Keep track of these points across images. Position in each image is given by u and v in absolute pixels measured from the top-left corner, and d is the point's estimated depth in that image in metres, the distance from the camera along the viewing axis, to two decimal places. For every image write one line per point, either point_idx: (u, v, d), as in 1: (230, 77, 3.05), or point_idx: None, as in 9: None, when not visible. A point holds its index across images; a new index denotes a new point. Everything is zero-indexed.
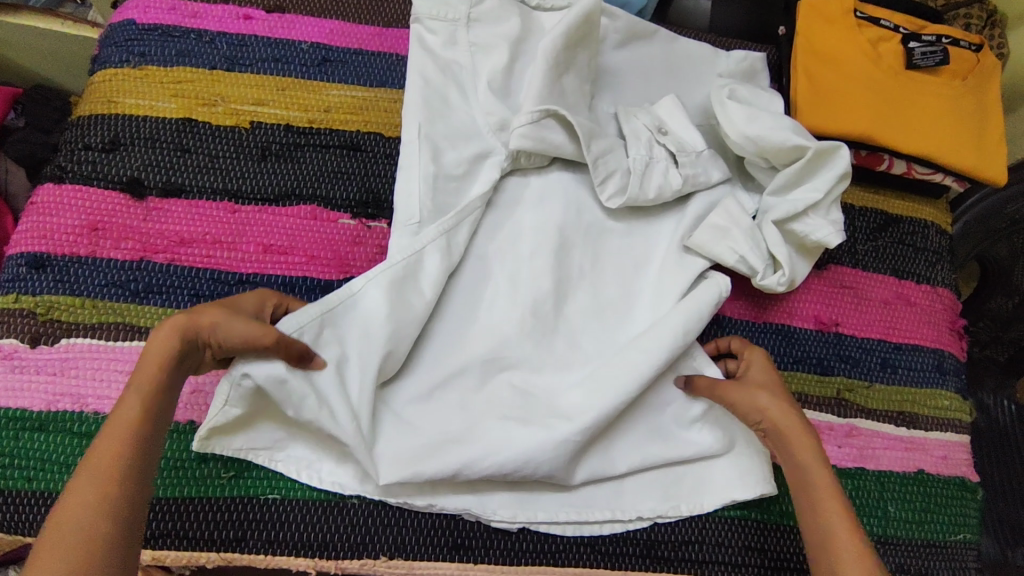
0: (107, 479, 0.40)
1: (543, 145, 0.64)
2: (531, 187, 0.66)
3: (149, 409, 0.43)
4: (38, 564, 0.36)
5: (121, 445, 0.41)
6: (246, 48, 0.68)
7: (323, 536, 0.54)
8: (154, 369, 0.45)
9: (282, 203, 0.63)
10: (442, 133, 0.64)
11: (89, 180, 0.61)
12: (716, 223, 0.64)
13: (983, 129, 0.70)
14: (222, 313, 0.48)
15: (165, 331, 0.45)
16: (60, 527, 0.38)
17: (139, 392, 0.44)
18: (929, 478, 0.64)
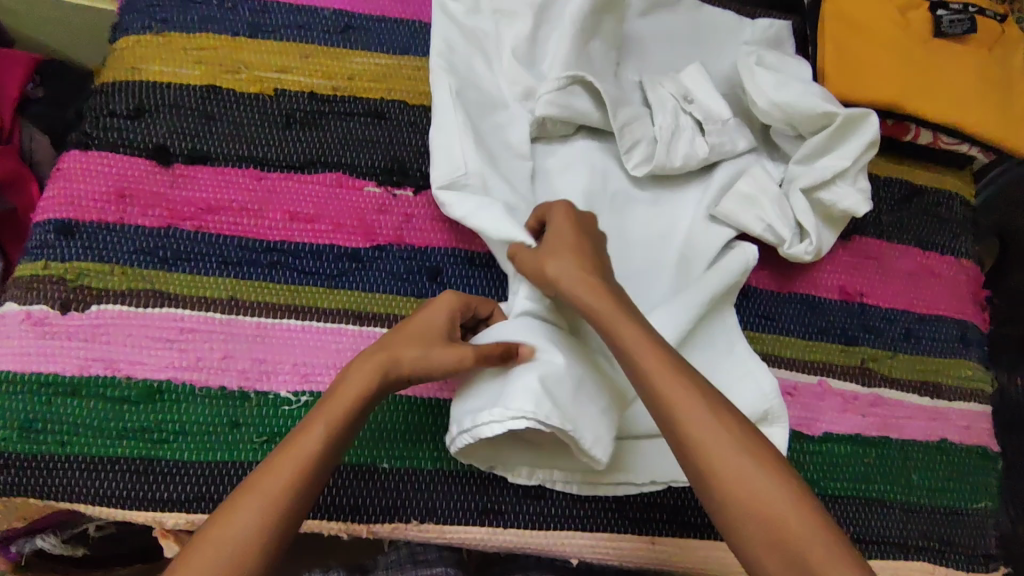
0: (271, 502, 0.44)
1: (570, 114, 0.63)
2: (557, 159, 0.66)
3: (330, 444, 0.46)
4: (195, 560, 0.42)
5: (300, 470, 0.45)
6: (268, 15, 0.67)
7: (354, 500, 0.54)
8: (354, 396, 0.48)
9: (307, 171, 0.63)
10: (472, 99, 0.64)
11: (115, 147, 0.61)
12: (742, 191, 0.64)
13: (1009, 100, 0.69)
14: (419, 350, 0.50)
15: (369, 366, 0.49)
16: (231, 527, 0.43)
17: (325, 419, 0.47)
18: (952, 447, 0.65)
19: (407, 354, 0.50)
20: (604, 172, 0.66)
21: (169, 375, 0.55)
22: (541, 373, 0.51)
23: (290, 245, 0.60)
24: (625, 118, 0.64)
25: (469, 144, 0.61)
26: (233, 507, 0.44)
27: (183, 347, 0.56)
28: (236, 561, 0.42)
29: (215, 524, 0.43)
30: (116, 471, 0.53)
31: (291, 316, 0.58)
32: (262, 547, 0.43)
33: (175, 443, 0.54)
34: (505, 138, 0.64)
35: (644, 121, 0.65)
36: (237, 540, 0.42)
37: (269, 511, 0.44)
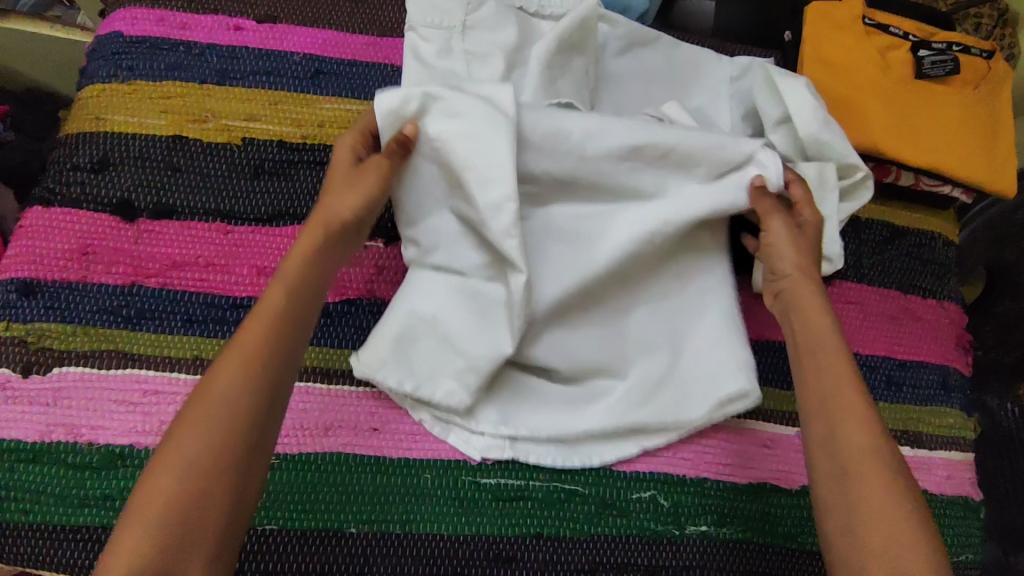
0: (251, 358, 0.44)
1: (551, 133, 0.56)
2: (552, 160, 0.57)
3: (290, 297, 0.48)
4: (185, 422, 0.42)
5: (269, 327, 0.46)
6: (236, 60, 0.66)
7: (321, 566, 0.53)
8: (305, 257, 0.50)
9: (275, 223, 0.62)
10: (444, 112, 0.56)
11: (78, 202, 0.60)
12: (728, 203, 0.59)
13: (994, 140, 0.68)
14: (347, 196, 0.53)
15: (309, 231, 0.51)
16: (218, 391, 0.43)
17: (283, 283, 0.48)
18: (933, 497, 0.64)
19: (334, 207, 0.53)
20: (590, 182, 0.58)
21: (132, 440, 0.54)
22: (398, 337, 0.56)
23: (257, 300, 0.59)
24: (615, 133, 0.57)
25: (434, 175, 0.57)
26: (212, 380, 0.43)
27: (146, 411, 0.55)
28: (227, 426, 0.42)
29: (198, 398, 0.43)
30: (78, 539, 0.52)
31: None
32: (247, 410, 0.43)
33: None
34: (479, 145, 0.54)
35: (638, 134, 0.57)
36: (225, 409, 0.42)
37: (250, 363, 0.44)
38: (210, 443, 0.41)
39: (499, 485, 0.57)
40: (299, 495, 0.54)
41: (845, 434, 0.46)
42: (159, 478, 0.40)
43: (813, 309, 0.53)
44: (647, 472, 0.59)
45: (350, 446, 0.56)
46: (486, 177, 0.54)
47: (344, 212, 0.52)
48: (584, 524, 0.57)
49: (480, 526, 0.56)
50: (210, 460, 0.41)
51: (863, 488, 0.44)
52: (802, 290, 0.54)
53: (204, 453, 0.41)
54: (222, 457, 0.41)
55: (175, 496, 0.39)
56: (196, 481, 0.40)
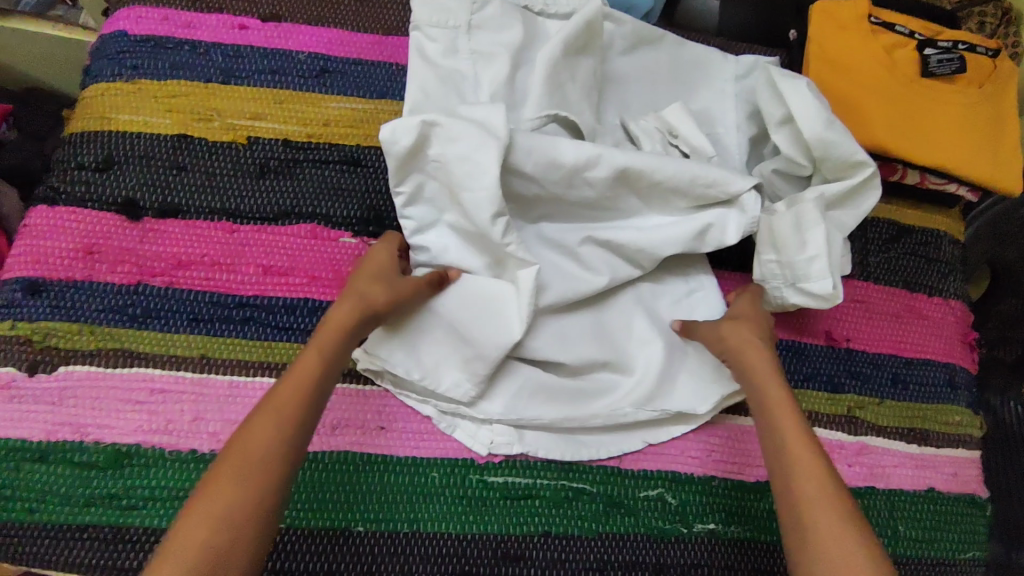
0: (290, 420, 0.46)
1: (544, 159, 0.57)
2: (544, 185, 0.58)
3: (327, 365, 0.49)
4: (216, 486, 0.42)
5: (303, 394, 0.47)
6: (241, 59, 0.66)
7: (328, 566, 0.53)
8: (339, 327, 0.51)
9: (281, 222, 0.62)
10: (443, 135, 0.55)
11: (83, 202, 0.59)
12: (716, 229, 0.61)
13: (1000, 139, 0.68)
14: (383, 285, 0.54)
15: (347, 303, 0.52)
16: (252, 451, 0.44)
17: (317, 349, 0.50)
18: (939, 495, 0.64)
19: (371, 292, 0.53)
20: (583, 200, 0.60)
21: (139, 439, 0.54)
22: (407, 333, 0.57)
23: (264, 300, 0.59)
24: (605, 161, 0.58)
25: (432, 192, 0.58)
26: (244, 437, 0.44)
27: (153, 410, 0.55)
28: (258, 483, 0.43)
29: (232, 448, 0.44)
30: (85, 539, 0.52)
31: (264, 374, 0.57)
32: (278, 467, 0.44)
33: (144, 510, 0.53)
34: (470, 172, 0.55)
35: (628, 161, 0.58)
36: (259, 463, 0.43)
37: (286, 429, 0.45)
38: (237, 510, 0.41)
39: (506, 484, 0.57)
40: (305, 495, 0.54)
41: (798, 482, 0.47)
42: (191, 521, 0.41)
43: (755, 359, 0.55)
44: (654, 470, 0.59)
45: (357, 445, 0.56)
46: (477, 198, 0.55)
47: (380, 298, 0.53)
48: (591, 522, 0.57)
49: (487, 525, 0.56)
50: (243, 514, 0.41)
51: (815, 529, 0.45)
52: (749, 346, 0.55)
53: (237, 509, 0.41)
54: (252, 516, 0.42)
55: (203, 545, 0.40)
56: (226, 534, 0.41)
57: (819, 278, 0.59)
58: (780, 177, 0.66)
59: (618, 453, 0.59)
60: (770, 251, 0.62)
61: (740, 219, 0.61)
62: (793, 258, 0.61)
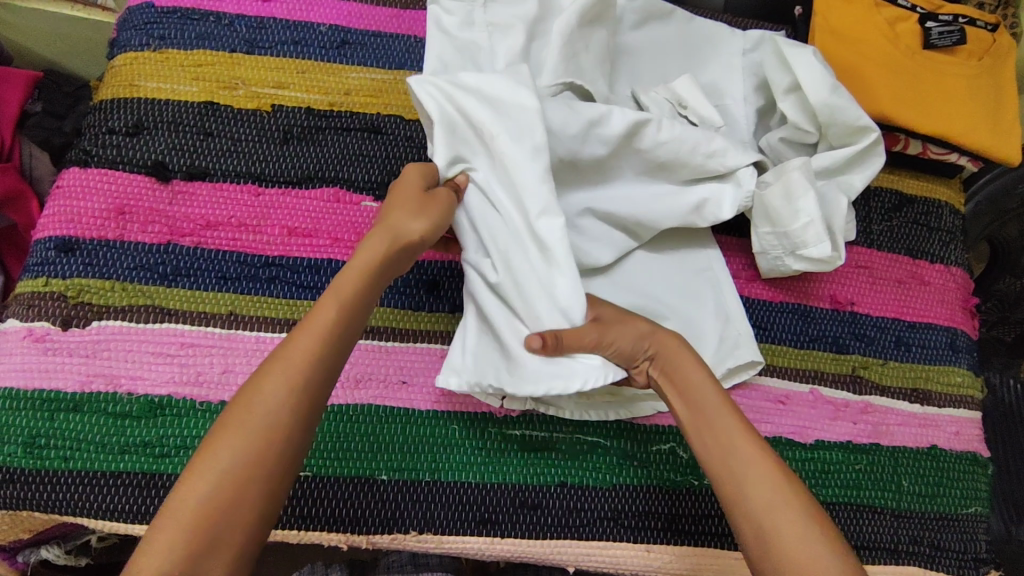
0: (299, 365, 0.45)
1: (564, 112, 0.59)
2: (563, 144, 0.58)
3: (344, 311, 0.48)
4: (220, 438, 0.43)
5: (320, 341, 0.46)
6: (265, 30, 0.68)
7: (352, 511, 0.55)
8: (364, 268, 0.50)
9: (305, 185, 0.63)
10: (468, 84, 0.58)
11: (115, 164, 0.61)
12: (711, 204, 0.64)
13: (999, 109, 0.70)
14: (415, 217, 0.52)
15: (371, 242, 0.51)
16: (260, 401, 0.44)
17: (338, 295, 0.49)
18: (942, 453, 0.66)
19: (406, 222, 0.52)
20: (594, 161, 0.61)
21: (170, 390, 0.56)
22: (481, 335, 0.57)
23: (289, 260, 0.61)
24: (616, 120, 0.60)
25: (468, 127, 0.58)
26: (254, 389, 0.44)
27: (183, 362, 0.57)
28: (259, 443, 0.43)
29: (243, 396, 0.44)
30: (119, 485, 0.54)
31: (289, 330, 0.59)
32: (285, 423, 0.44)
33: (177, 457, 0.54)
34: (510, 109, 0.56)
35: (637, 115, 0.61)
36: (263, 420, 0.43)
37: (296, 381, 0.45)
38: (233, 467, 0.42)
39: (524, 437, 0.59)
40: (331, 445, 0.56)
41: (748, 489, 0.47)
42: (191, 481, 0.41)
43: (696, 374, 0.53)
44: (667, 426, 0.61)
45: (379, 398, 0.58)
46: (517, 132, 0.55)
47: (416, 231, 0.52)
48: (606, 473, 0.59)
49: (505, 475, 0.58)
50: (242, 475, 0.42)
51: (778, 531, 0.44)
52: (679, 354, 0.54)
53: (239, 465, 0.42)
54: (254, 473, 0.42)
55: (203, 506, 0.40)
56: (226, 494, 0.41)
57: (817, 243, 0.62)
58: (786, 147, 0.68)
59: (631, 419, 0.61)
60: (766, 223, 0.64)
61: (736, 194, 0.63)
62: (789, 227, 0.63)
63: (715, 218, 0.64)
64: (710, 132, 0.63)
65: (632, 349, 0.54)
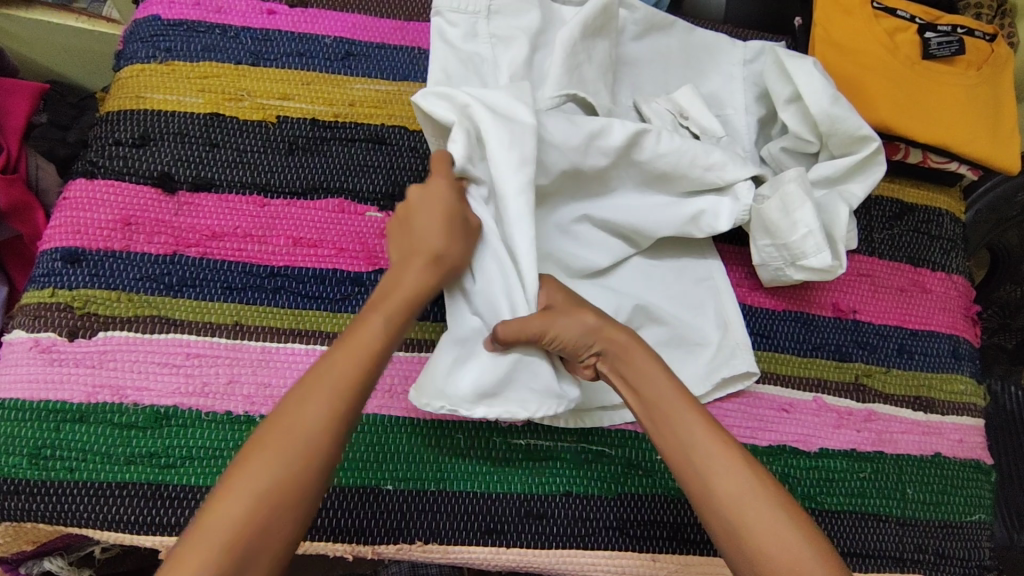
0: (344, 389, 0.46)
1: (565, 124, 0.59)
2: (564, 155, 0.59)
3: (389, 335, 0.49)
4: (254, 459, 0.43)
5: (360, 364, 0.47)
6: (270, 42, 0.69)
7: (357, 522, 0.55)
8: (407, 293, 0.52)
9: (310, 196, 0.64)
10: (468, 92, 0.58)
11: (121, 175, 0.62)
12: (709, 216, 0.64)
13: (997, 118, 0.71)
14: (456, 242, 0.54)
15: (417, 266, 0.53)
16: (301, 425, 0.44)
17: (383, 316, 0.50)
18: (945, 460, 0.66)
19: (448, 247, 0.53)
20: (596, 172, 0.61)
21: (177, 401, 0.56)
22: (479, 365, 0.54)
23: (294, 270, 0.61)
24: (617, 130, 0.61)
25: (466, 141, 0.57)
26: (295, 411, 0.45)
27: (189, 372, 0.57)
28: (299, 468, 0.43)
29: (276, 423, 0.45)
30: (124, 496, 0.54)
31: (294, 340, 0.59)
32: (326, 446, 0.45)
33: (182, 467, 0.55)
34: (505, 120, 0.56)
35: (637, 126, 0.61)
36: (306, 443, 0.44)
37: (337, 407, 0.46)
38: (269, 493, 0.42)
39: (529, 446, 0.59)
40: None
41: (721, 487, 0.46)
42: (227, 503, 0.42)
43: (652, 374, 0.52)
44: None
45: (384, 408, 0.58)
46: (508, 141, 0.55)
47: (455, 254, 0.54)
48: (611, 483, 0.59)
49: (511, 484, 0.58)
50: (281, 497, 0.43)
51: (755, 525, 0.45)
52: (629, 349, 0.53)
53: (274, 489, 0.43)
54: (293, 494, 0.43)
55: (237, 530, 0.41)
56: (260, 517, 0.42)
57: (816, 254, 0.62)
58: (787, 155, 0.69)
59: (636, 428, 0.61)
60: (764, 236, 0.64)
61: (733, 206, 0.64)
62: (789, 239, 0.62)
63: (713, 231, 0.64)
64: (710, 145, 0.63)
65: (578, 346, 0.54)
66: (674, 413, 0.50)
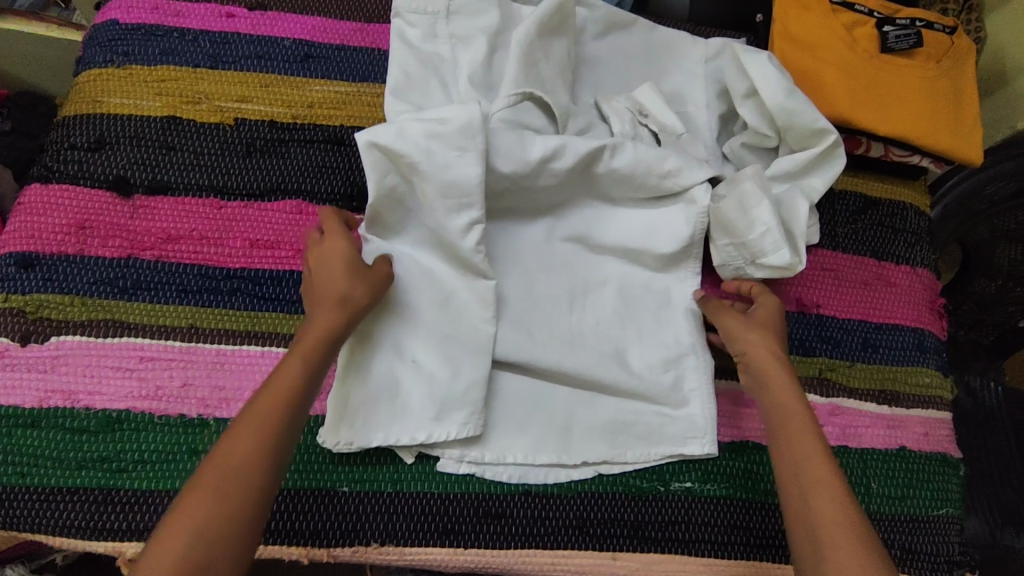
0: (267, 421, 0.46)
1: (516, 142, 0.60)
2: (512, 172, 0.60)
3: (305, 372, 0.49)
4: (190, 493, 0.43)
5: (281, 402, 0.47)
6: (228, 45, 0.69)
7: (313, 524, 0.55)
8: (313, 341, 0.50)
9: (267, 198, 0.64)
10: (418, 137, 0.57)
11: (75, 180, 0.61)
12: (666, 221, 0.64)
13: (958, 110, 0.71)
14: (365, 284, 0.54)
15: (325, 311, 0.52)
16: (230, 451, 0.45)
17: (295, 359, 0.49)
18: (911, 454, 0.66)
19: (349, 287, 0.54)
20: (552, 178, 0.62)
21: (129, 405, 0.55)
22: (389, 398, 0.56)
23: (250, 272, 0.61)
24: (571, 149, 0.61)
25: (404, 194, 0.59)
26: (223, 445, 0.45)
27: (142, 376, 0.56)
28: (231, 489, 0.43)
29: (211, 459, 0.45)
30: (76, 501, 0.53)
31: (250, 342, 0.59)
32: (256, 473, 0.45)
33: (135, 471, 0.54)
34: (450, 180, 0.57)
35: (591, 145, 0.61)
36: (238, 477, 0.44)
37: (263, 441, 0.45)
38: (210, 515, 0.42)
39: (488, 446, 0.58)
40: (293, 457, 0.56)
41: (818, 509, 0.48)
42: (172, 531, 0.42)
43: (792, 404, 0.54)
44: None
45: None
46: (454, 206, 0.57)
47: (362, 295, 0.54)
48: (570, 480, 0.59)
49: (469, 484, 0.57)
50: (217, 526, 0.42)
51: (831, 557, 0.46)
52: (768, 366, 0.56)
53: (207, 516, 0.42)
54: (234, 521, 0.43)
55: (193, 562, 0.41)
56: (201, 553, 0.41)
57: (775, 251, 0.61)
58: (747, 151, 0.69)
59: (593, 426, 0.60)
60: (724, 236, 0.64)
61: (689, 211, 0.64)
62: (747, 238, 0.62)
63: (671, 240, 0.64)
64: (663, 153, 0.63)
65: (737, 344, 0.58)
66: (800, 440, 0.52)
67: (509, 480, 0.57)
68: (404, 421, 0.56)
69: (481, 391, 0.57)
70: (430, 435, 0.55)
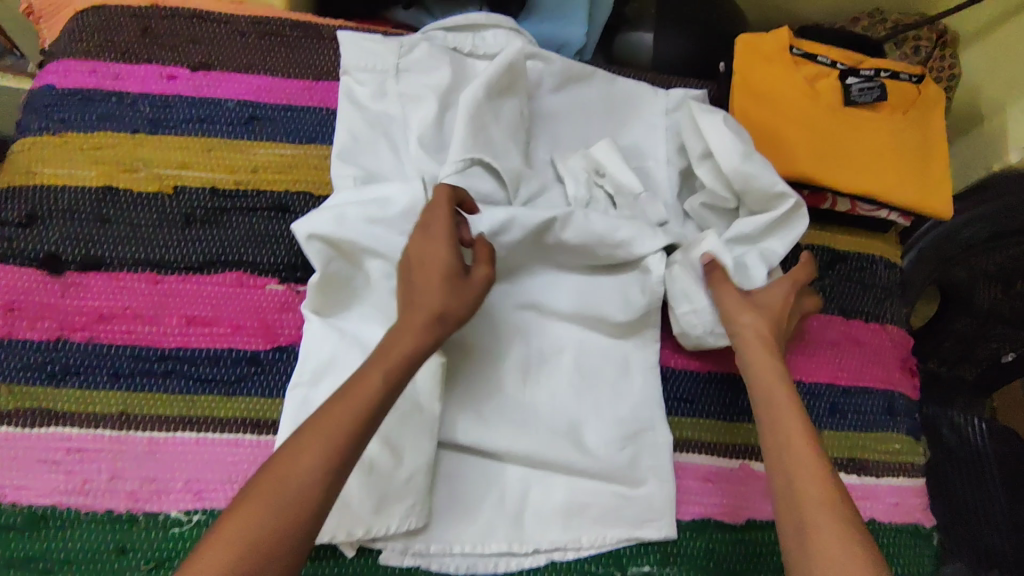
0: (343, 430, 0.44)
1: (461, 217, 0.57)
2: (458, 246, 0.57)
3: (388, 386, 0.47)
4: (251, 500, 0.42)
5: (360, 412, 0.45)
6: (169, 109, 0.66)
7: None
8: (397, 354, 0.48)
9: (206, 271, 0.61)
10: (361, 218, 0.56)
11: (4, 259, 0.59)
12: (620, 290, 0.63)
13: (927, 162, 0.68)
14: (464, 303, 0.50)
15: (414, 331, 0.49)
16: (297, 460, 0.43)
17: (380, 369, 0.47)
18: (881, 526, 0.63)
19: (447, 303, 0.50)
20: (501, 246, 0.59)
21: (55, 500, 0.53)
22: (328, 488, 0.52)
23: (187, 351, 0.58)
24: (519, 222, 0.58)
25: (345, 274, 0.57)
26: (290, 457, 0.43)
27: (70, 468, 0.54)
28: (296, 502, 0.42)
29: (276, 466, 0.43)
30: None
31: (184, 429, 0.56)
32: (319, 492, 0.43)
33: (60, 572, 0.52)
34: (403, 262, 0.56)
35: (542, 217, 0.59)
36: (297, 495, 0.42)
37: (333, 452, 0.44)
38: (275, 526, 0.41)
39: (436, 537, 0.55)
40: None
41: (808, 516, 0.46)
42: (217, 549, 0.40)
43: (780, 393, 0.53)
44: None
45: None
46: None
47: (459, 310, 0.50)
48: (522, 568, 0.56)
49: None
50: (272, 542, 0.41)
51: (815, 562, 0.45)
52: (761, 350, 0.56)
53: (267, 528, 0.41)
54: (281, 539, 0.41)
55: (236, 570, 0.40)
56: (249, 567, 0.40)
57: None
58: (708, 211, 0.67)
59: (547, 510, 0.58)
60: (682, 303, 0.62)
61: (644, 280, 0.63)
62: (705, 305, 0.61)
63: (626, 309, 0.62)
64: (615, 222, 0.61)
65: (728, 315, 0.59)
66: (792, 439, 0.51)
67: (457, 570, 0.55)
68: (342, 514, 0.52)
69: (424, 478, 0.54)
70: (370, 528, 0.52)
